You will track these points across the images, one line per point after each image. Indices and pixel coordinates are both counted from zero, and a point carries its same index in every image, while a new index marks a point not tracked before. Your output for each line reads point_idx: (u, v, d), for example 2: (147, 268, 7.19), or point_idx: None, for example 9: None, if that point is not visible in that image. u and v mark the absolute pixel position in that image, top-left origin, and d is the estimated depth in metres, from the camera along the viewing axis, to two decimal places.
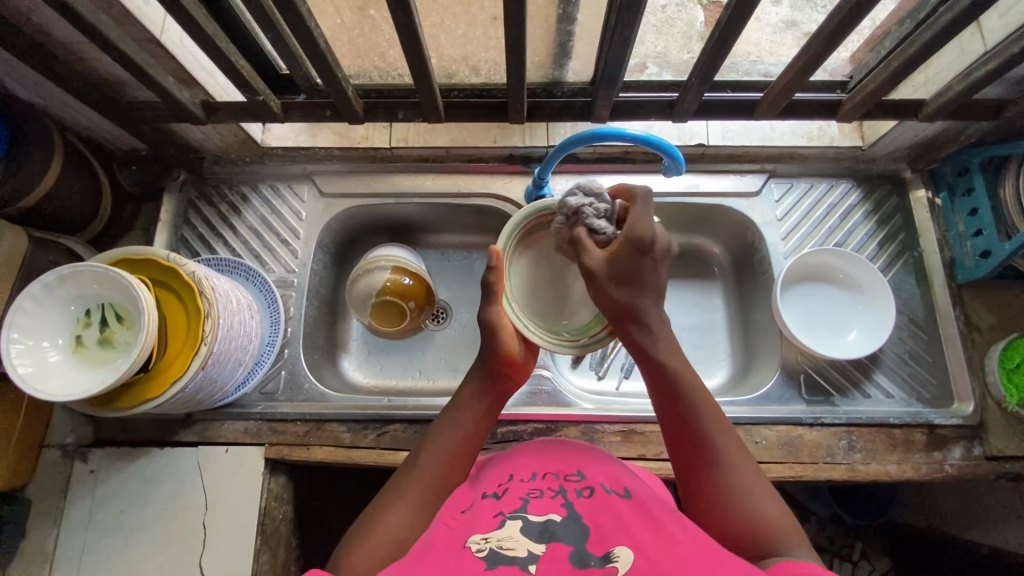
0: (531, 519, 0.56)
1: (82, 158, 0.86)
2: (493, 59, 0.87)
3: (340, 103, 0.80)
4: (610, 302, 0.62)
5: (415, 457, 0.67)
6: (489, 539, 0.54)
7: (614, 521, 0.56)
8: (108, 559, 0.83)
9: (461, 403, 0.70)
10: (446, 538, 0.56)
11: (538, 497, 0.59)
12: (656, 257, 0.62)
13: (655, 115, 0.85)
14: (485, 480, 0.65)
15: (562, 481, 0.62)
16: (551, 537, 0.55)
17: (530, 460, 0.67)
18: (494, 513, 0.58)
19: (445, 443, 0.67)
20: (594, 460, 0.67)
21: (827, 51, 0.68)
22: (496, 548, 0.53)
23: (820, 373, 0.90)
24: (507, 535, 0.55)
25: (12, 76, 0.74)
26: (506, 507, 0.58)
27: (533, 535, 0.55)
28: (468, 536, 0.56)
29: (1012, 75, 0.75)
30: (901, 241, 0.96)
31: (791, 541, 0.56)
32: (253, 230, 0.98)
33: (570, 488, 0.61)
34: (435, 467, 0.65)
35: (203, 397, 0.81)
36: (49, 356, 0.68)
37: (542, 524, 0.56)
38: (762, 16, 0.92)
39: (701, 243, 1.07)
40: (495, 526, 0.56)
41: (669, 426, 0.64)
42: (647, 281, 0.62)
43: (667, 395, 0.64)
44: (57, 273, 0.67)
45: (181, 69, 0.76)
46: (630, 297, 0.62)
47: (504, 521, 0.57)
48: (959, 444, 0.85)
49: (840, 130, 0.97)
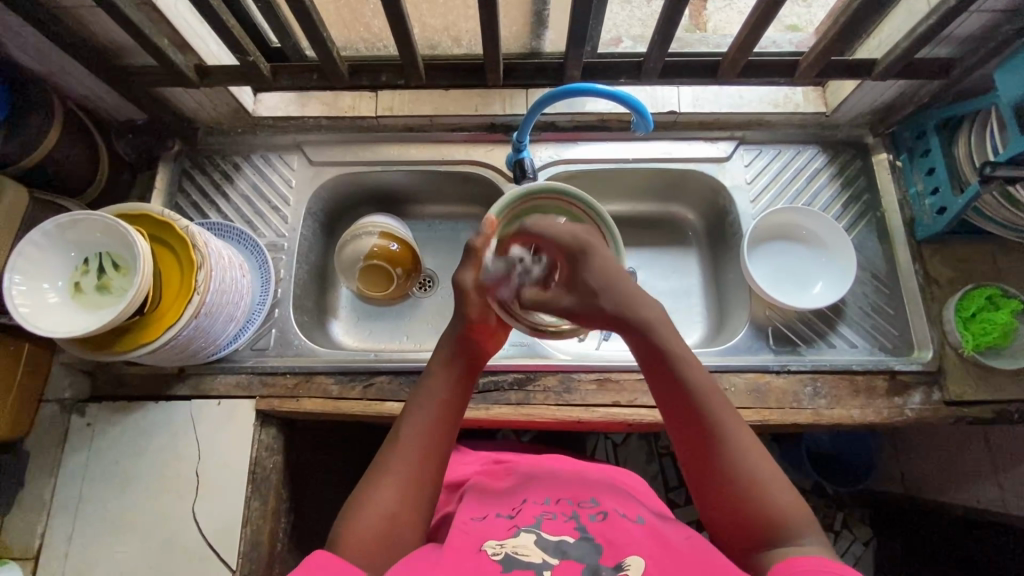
0: (545, 536, 0.64)
1: (81, 123, 0.90)
2: (473, 29, 0.92)
3: (326, 66, 0.85)
4: (592, 315, 0.67)
5: (397, 428, 0.69)
6: (504, 544, 0.63)
7: (624, 537, 0.64)
8: (105, 506, 0.87)
9: (434, 374, 0.72)
10: (461, 542, 0.64)
11: (551, 519, 0.67)
12: (591, 255, 0.69)
13: (624, 78, 0.89)
14: (500, 500, 0.73)
15: (574, 505, 0.70)
16: (563, 554, 0.61)
17: (544, 488, 0.75)
18: (510, 528, 0.66)
19: (426, 413, 0.69)
20: (605, 491, 0.74)
21: (778, 4, 0.73)
22: (510, 552, 0.62)
23: (789, 326, 0.95)
24: (522, 542, 0.63)
25: (17, 41, 0.79)
26: (521, 522, 0.67)
27: (548, 549, 0.62)
28: (484, 541, 0.64)
29: (953, 35, 0.81)
30: (865, 202, 1.00)
31: (800, 528, 0.59)
32: (245, 197, 1.02)
33: (583, 513, 0.68)
34: (421, 438, 0.67)
35: (196, 349, 0.85)
36: (49, 297, 0.72)
37: (556, 543, 0.63)
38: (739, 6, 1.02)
39: (676, 210, 1.12)
40: (510, 534, 0.65)
41: (679, 417, 0.65)
42: (606, 277, 0.67)
43: (671, 388, 0.65)
44: (58, 221, 0.72)
45: (177, 34, 0.81)
46: (608, 302, 0.67)
47: (519, 531, 0.65)
48: (918, 390, 0.89)
49: (805, 97, 1.02)
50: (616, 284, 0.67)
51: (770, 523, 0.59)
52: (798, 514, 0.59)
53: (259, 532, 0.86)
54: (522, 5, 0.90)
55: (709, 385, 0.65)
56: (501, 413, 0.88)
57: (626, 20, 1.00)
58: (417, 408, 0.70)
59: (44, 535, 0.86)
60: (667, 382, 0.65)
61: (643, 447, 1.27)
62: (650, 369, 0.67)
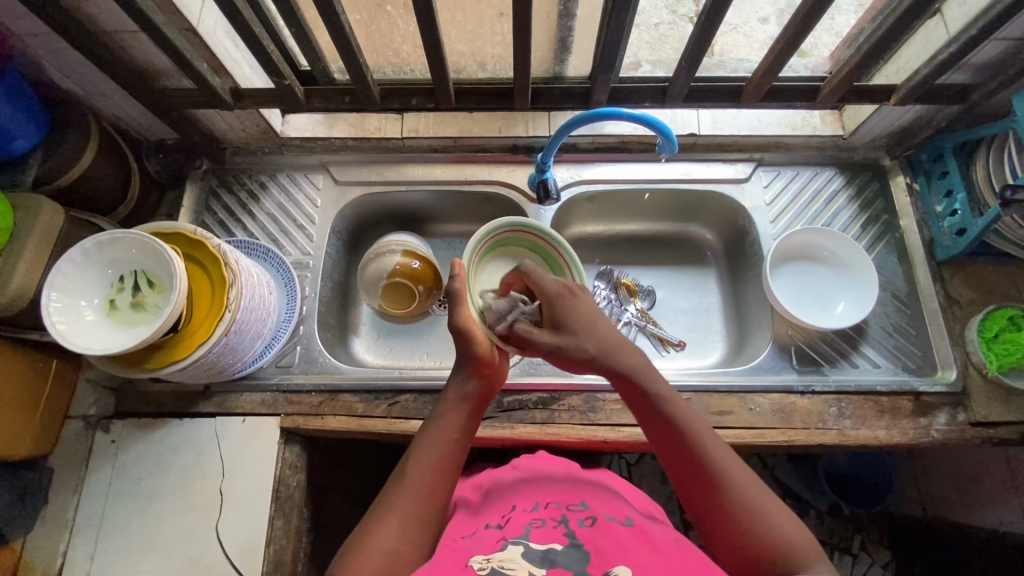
0: (532, 547, 0.63)
1: (114, 143, 0.92)
2: (499, 54, 0.94)
3: (359, 89, 0.87)
4: (571, 354, 0.71)
5: (403, 465, 0.68)
6: (491, 559, 0.61)
7: (611, 543, 0.63)
8: (128, 523, 0.86)
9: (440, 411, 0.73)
10: (449, 556, 0.63)
11: (540, 528, 0.66)
12: (574, 300, 0.74)
13: (649, 102, 0.92)
14: (489, 513, 0.73)
15: (563, 510, 0.70)
16: (551, 564, 0.60)
17: (532, 494, 0.75)
18: (497, 540, 0.65)
19: (434, 449, 0.69)
20: (595, 496, 0.74)
21: (803, 32, 0.76)
22: (496, 567, 0.60)
23: (811, 346, 0.96)
24: (508, 557, 0.61)
25: (57, 64, 0.81)
26: (508, 534, 0.66)
27: (535, 561, 0.61)
28: (471, 555, 0.62)
29: (972, 61, 0.82)
30: (883, 223, 1.02)
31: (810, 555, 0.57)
32: (271, 215, 1.04)
33: (573, 517, 0.68)
34: (428, 475, 0.67)
35: (224, 366, 0.85)
36: (85, 314, 0.73)
37: (544, 552, 0.62)
38: (751, 33, 1.01)
39: (693, 230, 1.13)
40: (497, 548, 0.63)
41: (669, 456, 0.66)
42: (581, 320, 0.72)
43: (660, 431, 0.66)
44: (96, 239, 0.73)
45: (215, 57, 0.83)
46: (585, 346, 0.70)
47: (506, 545, 0.64)
48: (944, 410, 0.89)
49: (823, 121, 1.04)
50: (594, 327, 0.72)
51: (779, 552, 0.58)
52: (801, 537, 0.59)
53: (282, 552, 0.85)
54: (548, 29, 0.90)
55: (696, 423, 0.66)
56: (527, 432, 0.89)
57: (636, 45, 1.02)
58: (425, 445, 0.69)
59: (66, 554, 0.85)
60: (656, 421, 0.67)
61: (658, 467, 1.26)
62: (640, 414, 0.68)
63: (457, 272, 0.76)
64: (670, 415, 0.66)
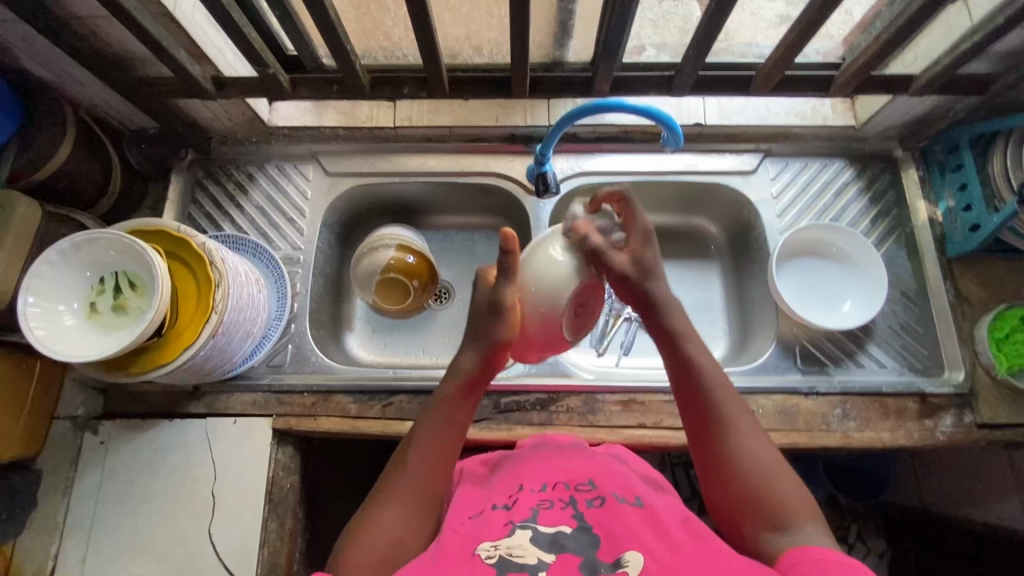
0: (541, 530, 0.60)
1: (92, 135, 0.88)
2: (497, 39, 0.89)
3: (348, 78, 0.83)
4: (637, 292, 0.71)
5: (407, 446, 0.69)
6: (499, 546, 0.59)
7: (622, 527, 0.60)
8: (119, 526, 0.85)
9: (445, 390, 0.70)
10: (456, 542, 0.60)
11: (547, 509, 0.63)
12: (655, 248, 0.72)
13: (654, 91, 0.87)
14: (497, 488, 0.69)
15: (572, 491, 0.65)
16: (561, 548, 0.58)
17: (541, 469, 0.70)
18: (505, 524, 0.62)
19: (437, 432, 0.68)
20: (606, 470, 0.70)
21: (821, 19, 0.71)
22: (505, 554, 0.57)
23: (816, 346, 0.93)
24: (517, 543, 0.59)
25: (27, 51, 0.76)
26: (516, 516, 0.62)
27: (543, 545, 0.59)
28: (479, 542, 0.60)
29: (995, 49, 0.78)
30: (893, 217, 0.98)
31: (803, 518, 0.60)
32: (259, 209, 1.00)
33: (581, 498, 0.64)
34: (426, 464, 0.67)
35: (213, 367, 0.82)
36: (65, 320, 0.70)
37: (552, 536, 0.60)
38: (757, 11, 0.96)
39: (697, 222, 1.10)
40: (506, 534, 0.60)
41: (685, 399, 0.68)
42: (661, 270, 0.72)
43: (682, 372, 0.68)
44: (73, 239, 0.70)
45: (194, 44, 0.78)
46: (652, 288, 0.71)
47: (515, 529, 0.60)
48: (950, 412, 0.87)
49: (834, 109, 0.99)
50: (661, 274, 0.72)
51: (777, 511, 0.60)
52: (800, 502, 0.61)
53: (277, 553, 0.85)
54: (548, 14, 0.85)
55: (715, 374, 0.68)
56: (524, 433, 0.87)
57: (641, 28, 0.97)
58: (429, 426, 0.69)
59: (57, 558, 0.84)
60: (677, 366, 0.69)
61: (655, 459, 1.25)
62: (665, 354, 0.70)
63: (508, 245, 0.65)
64: (693, 361, 0.68)
